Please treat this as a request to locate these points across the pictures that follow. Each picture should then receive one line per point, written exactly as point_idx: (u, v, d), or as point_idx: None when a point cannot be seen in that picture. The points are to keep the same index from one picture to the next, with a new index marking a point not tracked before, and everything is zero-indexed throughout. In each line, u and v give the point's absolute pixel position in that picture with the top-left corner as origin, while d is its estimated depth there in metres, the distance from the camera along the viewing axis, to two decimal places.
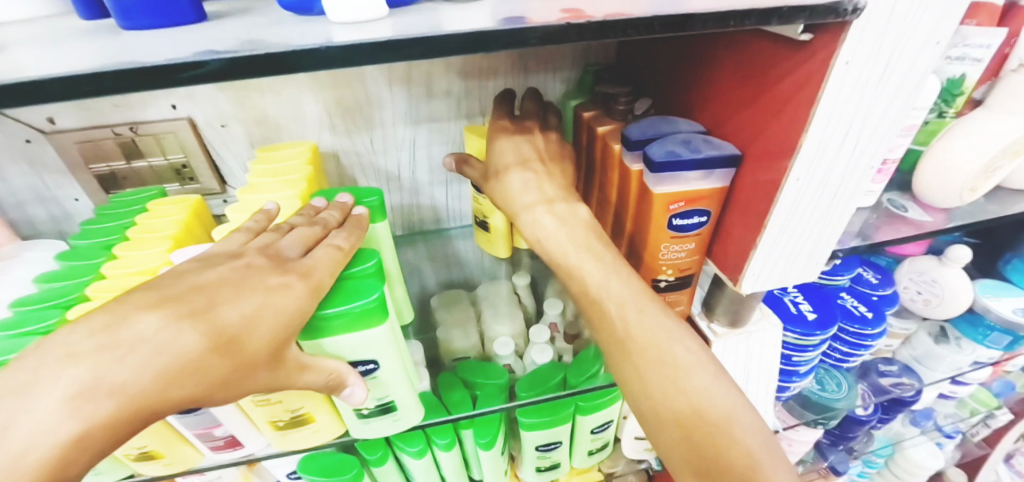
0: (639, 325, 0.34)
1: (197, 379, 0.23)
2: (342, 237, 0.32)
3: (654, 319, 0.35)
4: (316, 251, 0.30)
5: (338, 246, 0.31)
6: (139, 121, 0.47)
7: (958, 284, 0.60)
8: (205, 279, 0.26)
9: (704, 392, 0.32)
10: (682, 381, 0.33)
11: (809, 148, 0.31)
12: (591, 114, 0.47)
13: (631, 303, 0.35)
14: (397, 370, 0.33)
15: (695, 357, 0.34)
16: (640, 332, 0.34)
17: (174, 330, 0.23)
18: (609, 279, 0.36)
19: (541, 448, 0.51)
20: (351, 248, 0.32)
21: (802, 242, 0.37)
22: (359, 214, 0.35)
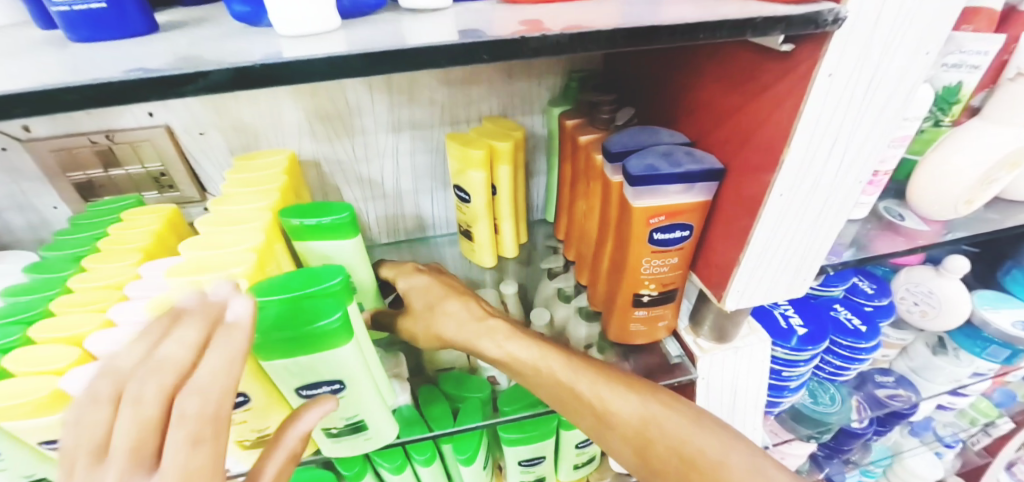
0: (548, 372, 0.35)
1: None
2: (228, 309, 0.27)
3: (555, 358, 0.36)
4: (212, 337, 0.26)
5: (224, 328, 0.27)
6: (115, 129, 0.46)
7: (956, 295, 0.59)
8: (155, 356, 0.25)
9: (630, 409, 0.33)
10: (606, 409, 0.34)
11: (792, 163, 0.30)
12: (575, 122, 0.47)
13: (531, 358, 0.36)
14: (365, 392, 0.32)
15: (603, 381, 0.35)
16: (550, 380, 0.35)
17: (174, 409, 0.23)
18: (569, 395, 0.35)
19: (524, 464, 0.50)
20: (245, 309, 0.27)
21: (787, 257, 0.35)
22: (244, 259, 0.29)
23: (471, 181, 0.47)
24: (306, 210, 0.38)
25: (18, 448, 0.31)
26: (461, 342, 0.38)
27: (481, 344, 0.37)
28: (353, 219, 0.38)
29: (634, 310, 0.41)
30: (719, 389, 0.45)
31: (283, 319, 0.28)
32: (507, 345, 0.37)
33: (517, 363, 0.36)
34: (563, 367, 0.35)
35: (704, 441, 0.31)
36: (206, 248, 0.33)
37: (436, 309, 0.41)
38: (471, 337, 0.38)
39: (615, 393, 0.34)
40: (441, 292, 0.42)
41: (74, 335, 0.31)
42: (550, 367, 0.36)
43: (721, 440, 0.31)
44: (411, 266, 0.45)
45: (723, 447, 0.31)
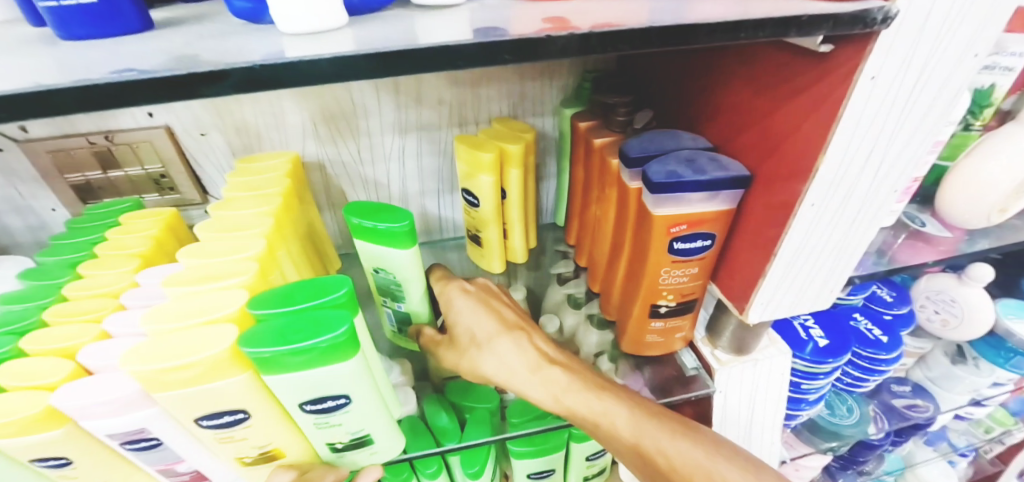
0: (601, 424, 0.34)
1: None
2: (225, 332, 0.26)
3: (617, 410, 0.34)
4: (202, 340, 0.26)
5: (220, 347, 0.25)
6: (114, 130, 0.45)
7: (980, 305, 0.57)
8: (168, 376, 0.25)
9: (695, 464, 0.32)
10: (671, 463, 0.32)
11: (826, 171, 0.28)
12: (588, 124, 0.45)
13: (591, 412, 0.35)
14: (370, 408, 0.30)
15: (666, 433, 0.33)
16: (607, 433, 0.34)
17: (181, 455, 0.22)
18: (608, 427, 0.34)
19: (533, 476, 0.48)
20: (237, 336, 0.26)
21: (815, 269, 0.34)
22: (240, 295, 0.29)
23: (481, 185, 0.45)
24: (374, 212, 0.39)
25: (8, 465, 0.29)
26: (509, 384, 0.37)
27: (534, 395, 0.36)
28: (410, 229, 0.37)
29: (650, 321, 0.40)
30: (737, 402, 0.44)
31: (285, 330, 0.26)
32: (566, 399, 0.35)
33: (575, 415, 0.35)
34: (625, 422, 0.34)
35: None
36: (208, 255, 0.32)
37: (482, 349, 0.38)
38: (523, 386, 0.36)
39: (678, 446, 0.33)
40: (486, 327, 0.39)
41: (69, 347, 0.30)
42: (611, 422, 0.34)
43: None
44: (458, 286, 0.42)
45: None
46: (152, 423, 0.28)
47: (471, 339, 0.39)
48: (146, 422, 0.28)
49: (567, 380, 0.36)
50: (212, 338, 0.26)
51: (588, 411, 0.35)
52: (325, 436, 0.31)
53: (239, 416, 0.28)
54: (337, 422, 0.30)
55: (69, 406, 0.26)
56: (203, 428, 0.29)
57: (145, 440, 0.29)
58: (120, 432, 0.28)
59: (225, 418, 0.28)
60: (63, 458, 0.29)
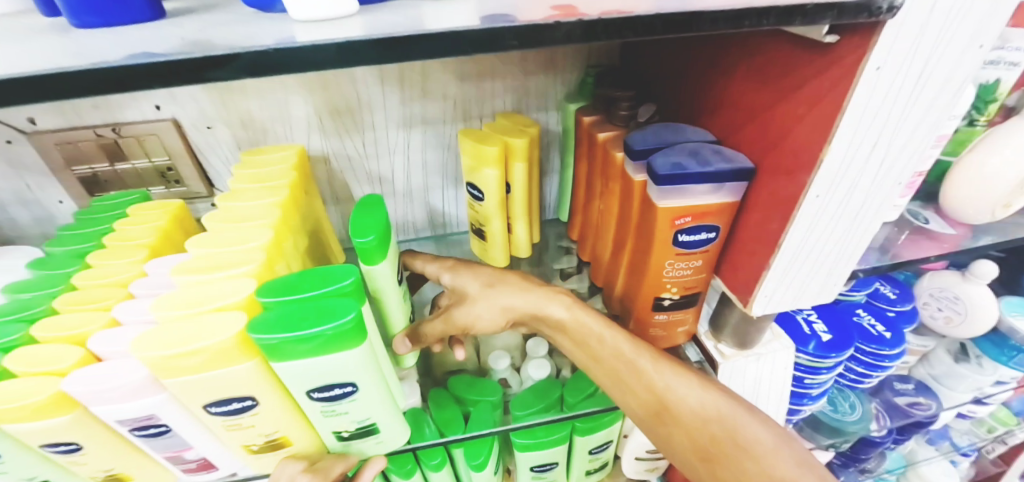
0: (609, 342, 0.35)
1: None
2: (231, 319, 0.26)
3: (620, 335, 0.36)
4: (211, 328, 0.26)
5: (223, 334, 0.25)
6: (122, 122, 0.45)
7: (983, 302, 0.57)
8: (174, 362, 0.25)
9: (692, 392, 0.34)
10: (666, 384, 0.34)
11: (830, 162, 0.28)
12: (592, 119, 0.46)
13: (599, 327, 0.36)
14: (376, 397, 0.30)
15: (665, 362, 0.35)
16: (612, 349, 0.35)
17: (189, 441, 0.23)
18: (615, 333, 0.36)
19: (536, 469, 0.48)
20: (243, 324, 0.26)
21: (819, 262, 0.34)
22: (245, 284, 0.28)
23: (486, 179, 0.46)
24: (363, 209, 0.38)
25: (18, 450, 0.30)
26: (527, 309, 0.38)
27: (550, 308, 0.38)
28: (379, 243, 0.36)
29: (654, 314, 0.40)
30: (740, 397, 0.44)
31: (292, 318, 0.26)
32: (578, 310, 0.37)
33: (584, 331, 0.36)
34: (628, 346, 0.36)
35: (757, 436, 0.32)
36: (216, 245, 0.32)
37: (497, 284, 0.40)
38: (539, 302, 0.38)
39: (677, 376, 0.34)
40: (500, 273, 0.41)
41: (79, 334, 0.30)
42: (617, 342, 0.36)
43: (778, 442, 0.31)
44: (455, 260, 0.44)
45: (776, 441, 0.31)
46: (162, 409, 0.28)
47: (483, 286, 0.40)
48: (155, 409, 0.28)
49: (576, 300, 0.38)
50: (220, 325, 0.26)
51: (597, 329, 0.36)
52: (331, 425, 0.31)
53: (247, 403, 0.29)
54: (344, 410, 0.30)
55: (79, 392, 0.27)
56: (211, 415, 0.29)
57: (154, 427, 0.29)
58: (130, 418, 0.28)
59: (233, 405, 0.28)
60: (73, 444, 0.29)
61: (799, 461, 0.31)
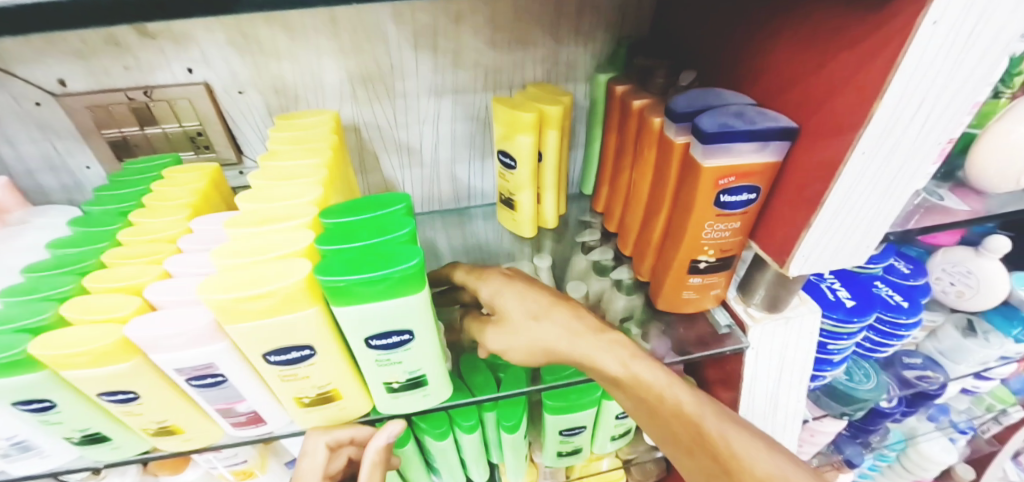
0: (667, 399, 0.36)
1: None
2: (298, 265, 0.27)
3: (680, 390, 0.36)
4: (280, 270, 0.26)
5: (292, 275, 0.26)
6: (153, 85, 0.45)
7: (996, 275, 0.58)
8: (244, 306, 0.26)
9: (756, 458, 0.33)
10: (731, 448, 0.34)
11: (880, 121, 0.29)
12: (624, 88, 0.46)
13: (658, 383, 0.36)
14: (429, 347, 0.31)
15: (729, 422, 0.35)
16: (671, 406, 0.36)
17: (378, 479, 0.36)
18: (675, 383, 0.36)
19: (565, 433, 0.49)
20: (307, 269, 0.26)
21: (857, 223, 0.34)
22: (305, 234, 0.29)
23: (519, 146, 0.46)
24: (353, 209, 0.31)
25: (75, 400, 0.30)
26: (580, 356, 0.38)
27: (602, 360, 0.37)
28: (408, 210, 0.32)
29: (689, 277, 0.41)
30: (767, 361, 0.45)
31: (356, 262, 0.27)
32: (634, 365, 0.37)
33: (642, 384, 0.36)
34: (687, 397, 0.36)
35: None
36: (265, 200, 0.32)
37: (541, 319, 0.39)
38: (589, 352, 0.38)
39: (738, 437, 0.34)
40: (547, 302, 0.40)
41: (134, 285, 0.30)
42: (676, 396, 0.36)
43: None
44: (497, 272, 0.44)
45: None
46: (221, 358, 0.29)
47: (525, 313, 0.39)
48: (215, 357, 0.29)
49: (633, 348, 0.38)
50: (286, 269, 0.26)
51: (657, 378, 0.37)
52: (383, 375, 0.32)
53: (307, 353, 0.29)
54: (398, 360, 0.31)
55: (144, 337, 0.27)
56: (268, 364, 0.29)
57: (211, 376, 0.30)
58: (189, 367, 0.29)
59: (292, 354, 0.29)
60: (131, 393, 0.29)
61: None
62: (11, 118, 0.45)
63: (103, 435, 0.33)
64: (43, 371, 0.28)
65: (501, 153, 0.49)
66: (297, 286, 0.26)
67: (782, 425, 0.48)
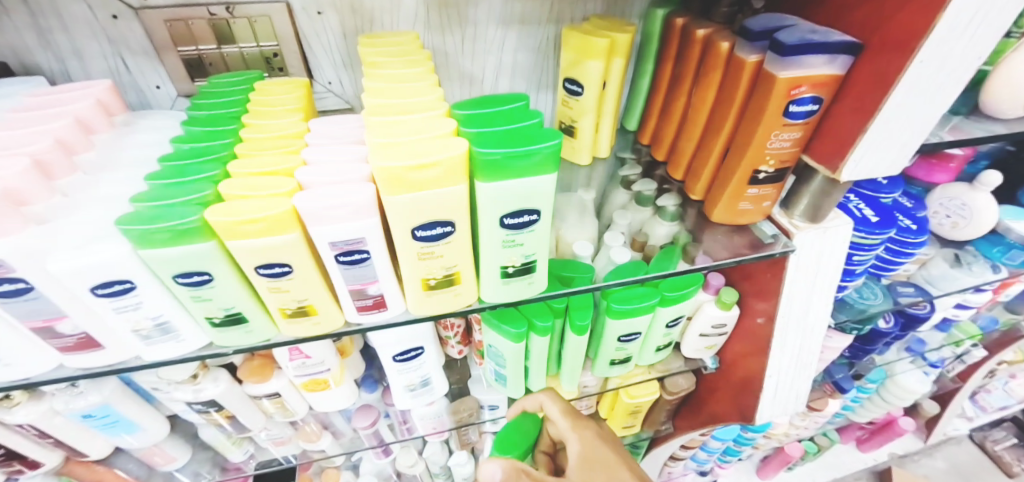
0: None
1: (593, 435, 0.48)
2: (454, 143, 0.30)
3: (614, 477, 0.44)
4: (437, 145, 0.30)
5: (453, 148, 0.29)
6: (235, 1, 0.45)
7: (985, 207, 0.66)
8: (411, 176, 0.29)
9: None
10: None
11: (941, 30, 0.33)
12: (685, 20, 0.50)
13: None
14: (547, 230, 0.35)
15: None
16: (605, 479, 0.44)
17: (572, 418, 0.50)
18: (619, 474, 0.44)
19: (622, 339, 0.55)
20: (464, 147, 0.30)
21: (903, 130, 0.40)
22: (448, 121, 0.32)
23: (589, 72, 0.49)
24: (478, 104, 0.34)
25: (230, 274, 0.32)
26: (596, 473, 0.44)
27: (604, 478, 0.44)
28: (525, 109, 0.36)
29: (748, 188, 0.46)
30: (805, 268, 0.51)
31: (502, 141, 0.30)
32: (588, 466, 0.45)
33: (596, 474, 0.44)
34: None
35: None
36: (392, 98, 0.35)
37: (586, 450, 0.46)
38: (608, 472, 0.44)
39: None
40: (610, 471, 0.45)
41: (282, 170, 0.33)
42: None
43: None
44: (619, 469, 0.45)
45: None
46: (370, 235, 0.32)
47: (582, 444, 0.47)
48: (366, 233, 0.32)
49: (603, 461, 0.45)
50: (444, 145, 0.30)
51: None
52: (504, 258, 0.36)
53: (448, 229, 0.32)
54: (520, 242, 0.35)
55: (310, 207, 0.30)
56: (412, 240, 0.33)
57: (358, 252, 0.33)
58: (341, 241, 0.32)
59: (436, 230, 0.32)
60: (286, 266, 0.32)
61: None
62: (88, 30, 0.45)
63: (242, 315, 0.35)
64: (211, 241, 0.30)
65: (567, 80, 0.52)
66: (457, 160, 0.29)
67: (811, 329, 0.55)
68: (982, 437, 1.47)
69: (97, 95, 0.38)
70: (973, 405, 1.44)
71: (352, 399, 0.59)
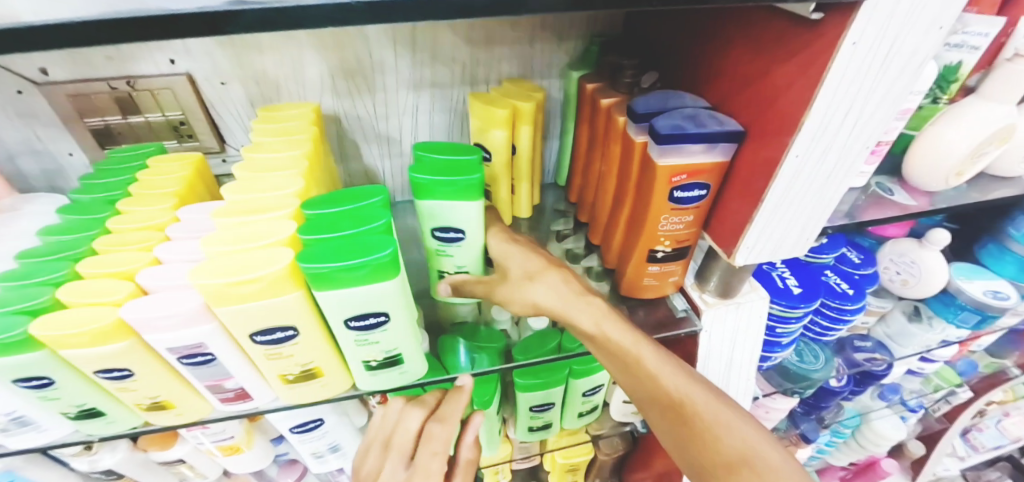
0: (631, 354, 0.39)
1: (605, 339, 0.40)
2: (287, 254, 0.29)
3: (646, 347, 0.39)
4: (264, 255, 0.29)
5: (282, 259, 0.29)
6: (136, 75, 0.46)
7: (936, 267, 0.63)
8: (232, 290, 0.28)
9: (679, 385, 0.38)
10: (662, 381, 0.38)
11: (810, 126, 0.32)
12: (595, 86, 0.48)
13: (647, 360, 0.39)
14: (405, 327, 0.35)
15: (670, 366, 0.39)
16: (637, 365, 0.39)
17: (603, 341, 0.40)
18: (641, 341, 0.40)
19: (535, 409, 0.54)
20: (293, 258, 0.29)
21: (796, 217, 0.38)
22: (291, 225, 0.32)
23: (494, 140, 0.48)
24: (334, 200, 0.34)
25: (73, 376, 0.32)
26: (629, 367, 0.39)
27: (606, 335, 0.40)
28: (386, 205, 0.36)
29: (648, 265, 0.44)
30: (718, 344, 0.49)
31: (336, 250, 0.30)
32: (604, 326, 0.40)
33: (626, 354, 0.39)
34: (652, 356, 0.39)
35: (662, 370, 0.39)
36: (252, 191, 0.35)
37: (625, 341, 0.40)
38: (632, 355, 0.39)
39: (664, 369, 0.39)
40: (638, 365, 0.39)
41: (126, 271, 0.32)
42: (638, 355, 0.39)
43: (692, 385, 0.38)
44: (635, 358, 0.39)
45: (653, 359, 0.39)
46: (210, 338, 0.31)
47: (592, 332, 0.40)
48: (205, 338, 0.31)
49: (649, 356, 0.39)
50: (272, 257, 0.29)
51: (657, 361, 0.39)
52: (363, 354, 0.35)
53: (290, 333, 0.32)
54: (376, 340, 0.34)
55: (136, 318, 0.29)
56: (255, 344, 0.32)
57: (201, 355, 0.32)
58: (180, 346, 0.31)
59: (277, 334, 0.32)
60: (126, 370, 0.32)
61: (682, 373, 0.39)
62: None
63: (98, 409, 0.35)
64: (42, 350, 0.30)
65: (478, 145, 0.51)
66: (282, 273, 0.29)
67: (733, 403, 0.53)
68: (975, 476, 1.39)
69: None
70: (965, 443, 1.33)
71: (269, 459, 0.58)
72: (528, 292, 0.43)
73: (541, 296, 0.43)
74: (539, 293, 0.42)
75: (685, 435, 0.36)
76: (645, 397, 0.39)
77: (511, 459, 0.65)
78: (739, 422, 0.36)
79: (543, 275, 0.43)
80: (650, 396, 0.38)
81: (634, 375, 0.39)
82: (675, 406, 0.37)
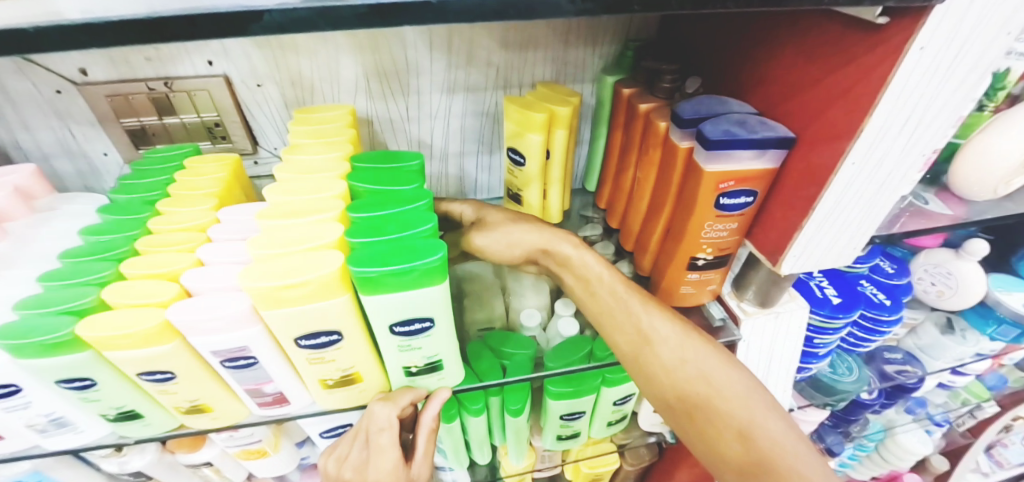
0: (617, 297, 0.40)
1: (598, 286, 0.41)
2: (336, 259, 0.29)
3: (637, 301, 0.39)
4: (313, 259, 0.29)
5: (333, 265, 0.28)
6: (173, 77, 0.46)
7: (972, 278, 0.61)
8: (284, 293, 0.28)
9: (677, 351, 0.37)
10: (655, 332, 0.38)
11: (869, 133, 0.31)
12: (631, 91, 0.47)
13: (636, 308, 0.39)
14: (448, 332, 0.34)
15: (658, 313, 0.39)
16: (634, 322, 0.38)
17: (595, 276, 0.41)
18: (634, 290, 0.40)
19: (565, 418, 0.53)
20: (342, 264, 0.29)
21: (845, 225, 0.37)
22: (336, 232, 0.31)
23: (529, 144, 0.48)
24: (379, 204, 0.34)
25: (116, 378, 0.32)
26: (621, 317, 0.39)
27: (609, 295, 0.40)
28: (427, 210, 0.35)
29: (688, 273, 0.44)
30: (756, 353, 0.48)
31: (385, 255, 0.29)
32: (579, 251, 0.42)
33: (618, 307, 0.39)
34: (660, 322, 0.38)
35: (651, 320, 0.38)
36: (293, 194, 0.35)
37: (605, 281, 0.40)
38: (636, 316, 0.39)
39: (653, 320, 0.38)
40: (624, 307, 0.39)
41: (170, 272, 0.32)
42: (636, 316, 0.39)
43: (691, 349, 0.37)
44: (629, 312, 0.39)
45: (651, 315, 0.38)
46: (254, 342, 0.31)
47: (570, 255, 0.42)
48: (249, 341, 0.31)
49: (624, 287, 0.40)
50: (321, 261, 0.29)
51: (665, 328, 0.38)
52: (404, 360, 0.34)
53: (335, 338, 0.31)
54: (418, 345, 0.34)
55: (184, 320, 0.29)
56: (300, 348, 0.32)
57: (244, 358, 0.32)
58: (224, 350, 0.31)
59: (321, 339, 0.31)
60: (168, 373, 0.31)
61: (690, 336, 0.38)
62: (31, 104, 0.45)
63: (137, 412, 0.35)
64: (87, 352, 0.30)
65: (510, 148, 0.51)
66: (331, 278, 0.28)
67: None
68: None
69: (16, 182, 0.38)
70: (989, 459, 1.28)
71: (294, 464, 0.58)
72: (512, 234, 0.45)
73: (524, 237, 0.44)
74: (520, 237, 0.44)
75: (651, 365, 0.37)
76: (615, 328, 0.39)
77: (535, 468, 0.64)
78: (712, 368, 0.36)
79: (519, 225, 0.45)
80: (618, 323, 0.39)
81: (607, 308, 0.40)
82: (643, 333, 0.38)
